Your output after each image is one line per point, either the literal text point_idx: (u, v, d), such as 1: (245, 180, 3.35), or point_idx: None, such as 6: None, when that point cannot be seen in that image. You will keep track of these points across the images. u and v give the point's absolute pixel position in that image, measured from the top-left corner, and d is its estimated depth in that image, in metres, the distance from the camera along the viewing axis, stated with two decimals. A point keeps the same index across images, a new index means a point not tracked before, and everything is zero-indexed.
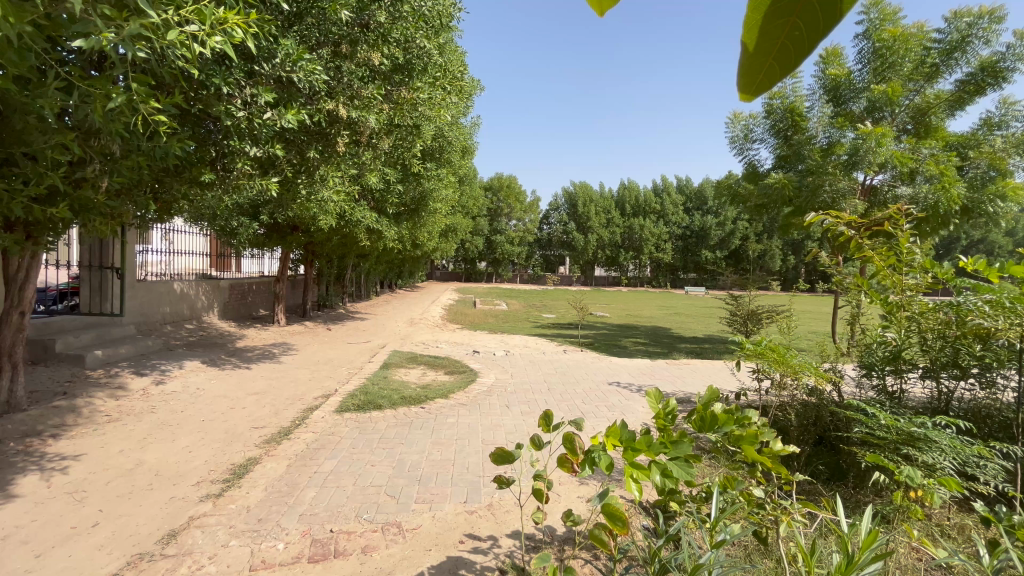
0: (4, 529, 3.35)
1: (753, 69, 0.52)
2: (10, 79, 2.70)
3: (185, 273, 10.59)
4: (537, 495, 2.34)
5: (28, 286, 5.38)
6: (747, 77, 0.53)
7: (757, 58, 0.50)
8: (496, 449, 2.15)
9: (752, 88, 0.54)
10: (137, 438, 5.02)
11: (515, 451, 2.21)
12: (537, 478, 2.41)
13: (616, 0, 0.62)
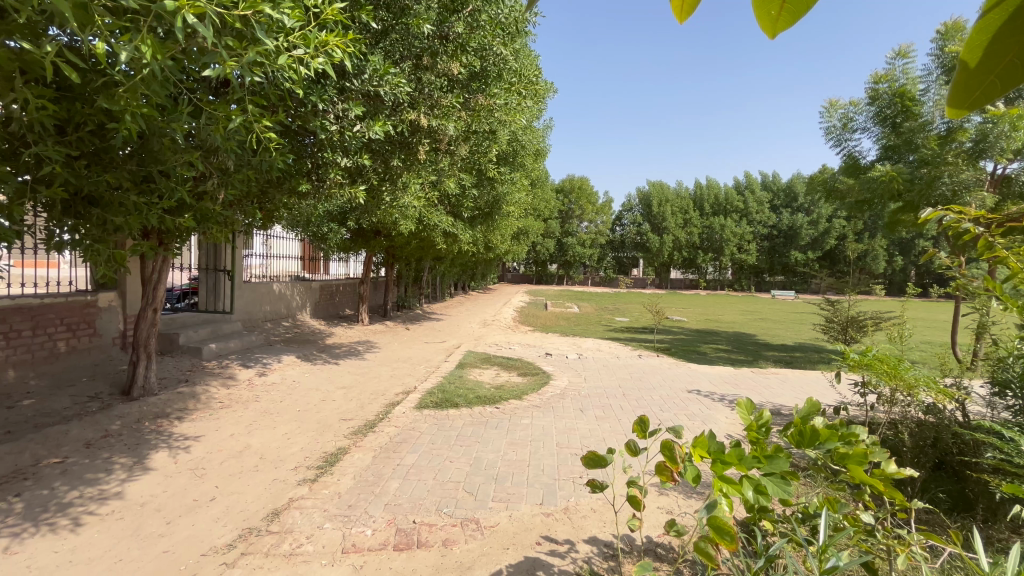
0: (142, 496, 3.87)
1: (970, 87, 0.64)
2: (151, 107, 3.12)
3: (283, 275, 11.64)
4: (633, 502, 2.25)
5: (161, 287, 6.14)
6: (962, 95, 0.65)
7: (979, 75, 0.62)
8: (587, 452, 2.10)
9: (963, 103, 0.66)
10: (245, 424, 5.57)
11: (605, 455, 2.18)
12: (630, 485, 2.31)
13: (800, 19, 0.66)
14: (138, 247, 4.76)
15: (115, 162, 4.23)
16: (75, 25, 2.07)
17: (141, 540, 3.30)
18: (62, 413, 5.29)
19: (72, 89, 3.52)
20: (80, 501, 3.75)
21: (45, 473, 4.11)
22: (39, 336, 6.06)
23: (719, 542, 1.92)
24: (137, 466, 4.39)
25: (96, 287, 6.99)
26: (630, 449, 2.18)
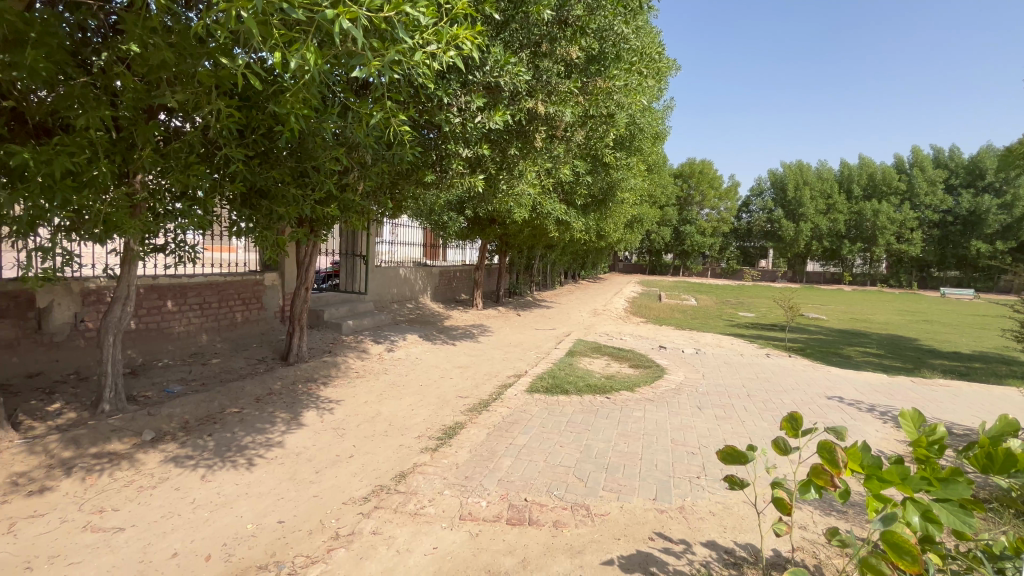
0: (298, 447, 4.53)
1: None
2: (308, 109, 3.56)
3: (408, 260, 12.65)
4: (779, 504, 2.21)
5: (312, 268, 7.05)
6: None
7: None
8: (725, 447, 2.19)
9: None
10: (376, 393, 6.20)
11: (746, 453, 2.24)
12: (776, 487, 2.27)
13: None
14: (296, 234, 5.51)
15: (279, 160, 4.92)
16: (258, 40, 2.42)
17: (296, 484, 3.86)
18: (239, 372, 6.38)
19: (250, 98, 4.15)
20: (253, 445, 4.50)
21: (228, 419, 4.99)
22: (223, 307, 7.35)
23: (896, 563, 1.69)
24: (293, 421, 5.13)
25: (263, 268, 8.25)
26: (778, 449, 2.21)
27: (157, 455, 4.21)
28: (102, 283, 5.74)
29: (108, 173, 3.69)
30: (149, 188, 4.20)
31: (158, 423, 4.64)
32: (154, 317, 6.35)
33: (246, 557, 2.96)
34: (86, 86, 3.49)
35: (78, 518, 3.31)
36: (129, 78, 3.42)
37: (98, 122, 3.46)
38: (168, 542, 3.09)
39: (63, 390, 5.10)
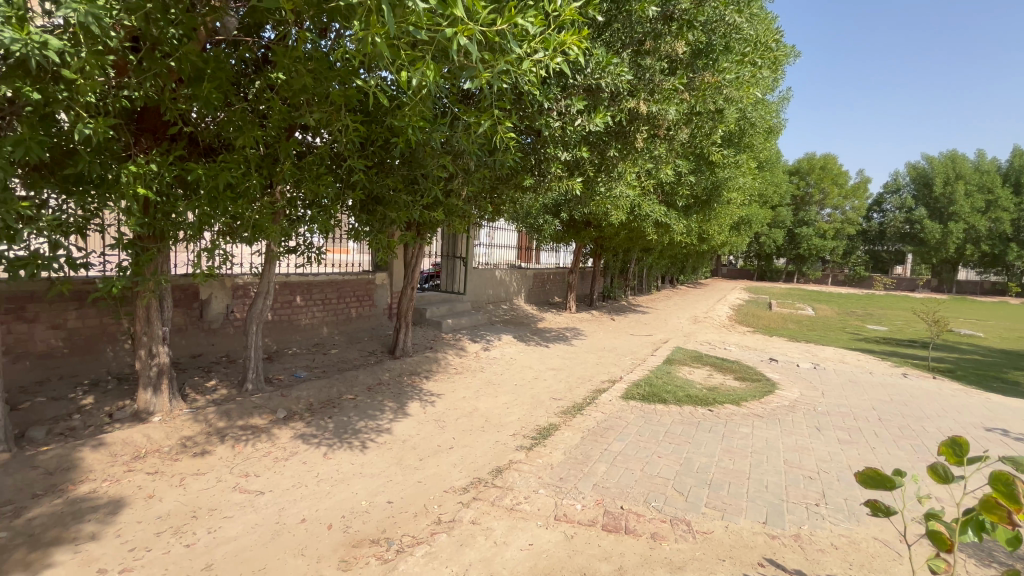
0: (405, 435, 4.87)
1: None
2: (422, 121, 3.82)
3: (504, 263, 13.00)
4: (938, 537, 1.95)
5: (418, 269, 7.54)
6: None
7: None
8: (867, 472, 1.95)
9: None
10: (473, 390, 6.47)
11: (893, 475, 1.97)
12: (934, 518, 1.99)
13: None
14: (405, 237, 5.94)
15: (393, 169, 5.34)
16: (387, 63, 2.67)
17: (403, 469, 4.17)
18: (353, 362, 7.02)
19: (371, 113, 4.56)
20: (365, 430, 4.93)
21: (345, 405, 5.52)
22: (341, 303, 8.13)
23: None
24: (399, 410, 5.52)
25: (375, 268, 8.99)
26: (936, 475, 1.94)
27: (288, 431, 4.79)
28: (248, 279, 6.65)
29: (258, 184, 4.28)
30: (286, 197, 4.80)
31: (289, 403, 5.27)
32: (286, 310, 7.22)
33: (361, 530, 3.26)
34: (244, 111, 4.07)
35: (229, 479, 3.87)
36: (276, 101, 3.94)
37: (252, 140, 4.03)
38: (298, 508, 3.50)
39: (217, 369, 5.99)
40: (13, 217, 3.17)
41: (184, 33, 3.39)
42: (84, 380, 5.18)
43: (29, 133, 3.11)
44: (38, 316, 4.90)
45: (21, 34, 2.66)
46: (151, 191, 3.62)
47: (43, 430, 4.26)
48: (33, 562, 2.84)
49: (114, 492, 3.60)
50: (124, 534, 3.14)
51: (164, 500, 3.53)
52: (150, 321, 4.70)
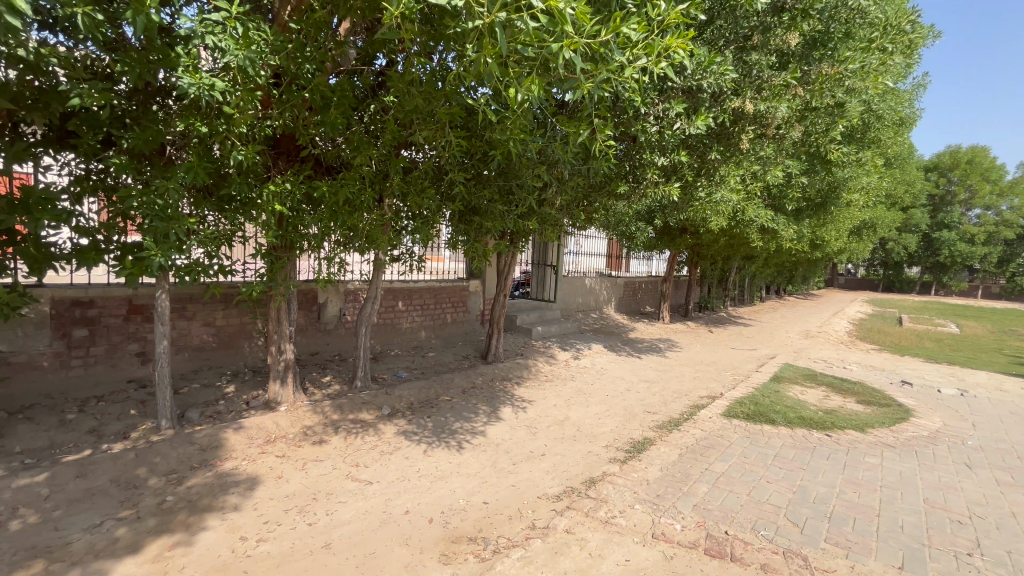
0: (498, 438, 5.00)
1: None
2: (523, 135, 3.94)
3: (594, 270, 12.85)
4: None
5: (510, 276, 7.72)
6: None
7: None
8: None
9: None
10: (564, 398, 6.46)
11: None
12: None
13: None
14: (500, 245, 6.12)
15: (490, 181, 5.56)
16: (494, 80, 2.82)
17: (497, 471, 4.28)
18: (449, 365, 7.36)
19: (472, 128, 4.80)
20: (461, 431, 5.14)
21: (442, 406, 5.81)
22: (438, 308, 8.57)
23: None
24: (493, 414, 5.68)
25: (469, 275, 9.35)
26: None
27: (392, 427, 5.14)
28: (358, 285, 7.27)
29: (371, 198, 4.70)
30: (394, 210, 5.19)
31: (393, 401, 5.65)
32: (390, 314, 7.77)
33: (459, 527, 3.40)
34: (361, 133, 4.48)
35: (343, 468, 4.25)
36: (390, 122, 4.31)
37: (367, 159, 4.44)
38: (402, 500, 3.74)
39: (331, 367, 6.61)
40: (183, 231, 3.81)
41: (316, 67, 3.84)
42: (227, 371, 5.99)
43: (197, 161, 3.70)
44: (195, 315, 5.77)
45: (196, 79, 3.21)
46: (286, 207, 4.13)
47: (197, 412, 4.99)
48: (192, 524, 3.34)
49: (251, 470, 4.11)
50: (259, 508, 3.57)
51: (290, 481, 3.96)
52: (280, 321, 5.33)
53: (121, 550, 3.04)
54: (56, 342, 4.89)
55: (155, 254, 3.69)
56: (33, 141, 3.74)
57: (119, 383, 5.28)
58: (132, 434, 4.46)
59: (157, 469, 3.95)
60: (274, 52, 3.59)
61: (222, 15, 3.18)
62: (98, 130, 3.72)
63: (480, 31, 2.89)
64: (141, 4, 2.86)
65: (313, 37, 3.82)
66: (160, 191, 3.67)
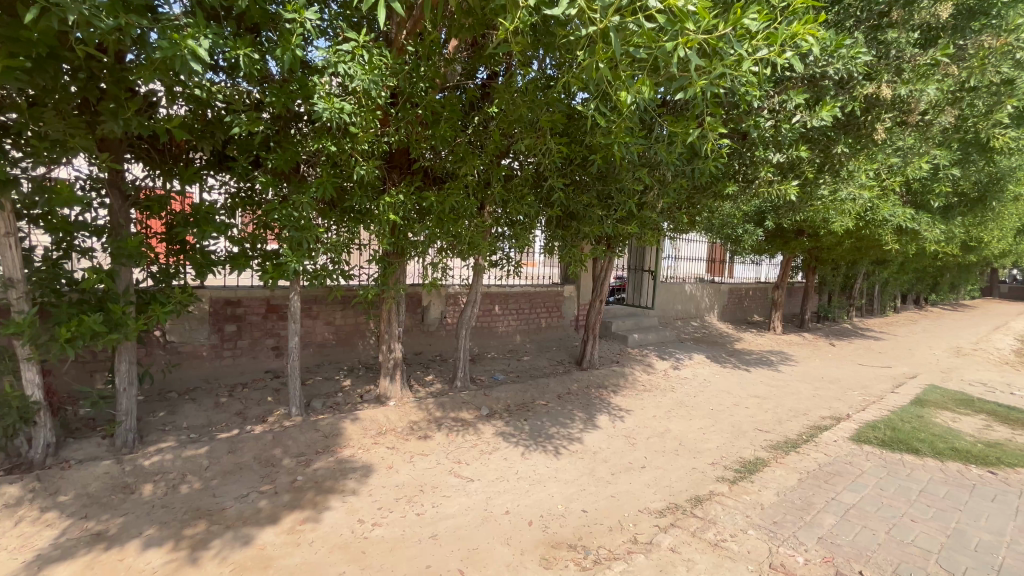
0: (595, 446, 4.93)
1: None
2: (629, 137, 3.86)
3: (694, 276, 12.17)
4: None
5: (607, 282, 7.59)
6: None
7: None
8: None
9: None
10: (664, 409, 6.17)
11: None
12: None
13: None
14: (598, 250, 6.04)
15: (589, 185, 5.51)
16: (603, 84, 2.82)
17: (595, 480, 4.21)
18: (543, 370, 7.41)
19: (572, 134, 4.82)
20: (558, 436, 5.14)
21: (538, 410, 5.86)
22: (533, 313, 8.66)
23: None
24: (589, 421, 5.60)
25: (564, 280, 9.33)
26: None
27: (491, 428, 5.29)
28: (458, 288, 7.61)
29: (474, 206, 4.90)
30: (494, 217, 5.36)
31: (491, 402, 5.81)
32: (487, 317, 8.00)
33: (558, 532, 3.40)
34: (466, 144, 4.68)
35: (446, 463, 4.47)
36: (494, 132, 4.49)
37: (472, 169, 4.65)
38: (502, 500, 3.83)
39: (434, 366, 6.98)
40: (313, 240, 4.30)
41: (429, 84, 4.13)
42: (344, 366, 6.59)
43: (326, 177, 4.14)
44: (319, 314, 6.42)
45: (329, 104, 3.62)
46: (398, 217, 4.46)
47: (320, 402, 5.55)
48: (318, 503, 3.72)
49: (365, 459, 4.47)
50: (374, 495, 3.87)
51: (400, 472, 4.24)
52: (390, 322, 5.73)
53: (263, 520, 3.47)
54: (213, 335, 5.73)
55: (291, 260, 4.19)
56: (200, 165, 4.46)
57: (258, 372, 6.05)
58: (269, 418, 5.08)
59: (290, 450, 4.45)
60: (393, 74, 3.92)
61: (352, 45, 3.55)
62: (249, 154, 4.33)
63: (591, 37, 2.89)
64: (290, 44, 3.31)
65: (426, 57, 4.11)
66: (296, 205, 4.18)
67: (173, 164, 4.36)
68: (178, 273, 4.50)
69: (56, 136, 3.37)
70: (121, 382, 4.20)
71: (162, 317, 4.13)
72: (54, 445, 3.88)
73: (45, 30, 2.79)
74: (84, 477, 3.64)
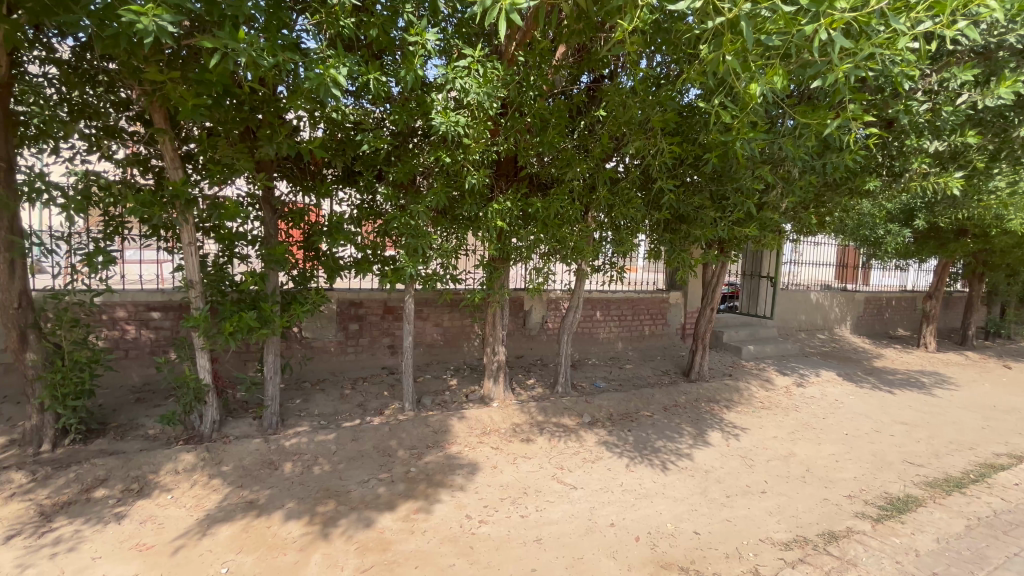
0: (707, 465, 4.60)
1: None
2: (757, 133, 3.58)
3: (821, 283, 10.89)
4: None
5: (718, 289, 7.09)
6: None
7: None
8: None
9: None
10: (788, 431, 5.58)
11: None
12: None
13: None
14: (710, 254, 5.66)
15: (701, 186, 5.20)
16: (729, 78, 2.68)
17: (708, 501, 3.93)
18: (647, 380, 7.12)
19: (685, 132, 4.60)
20: (665, 450, 4.89)
21: (642, 421, 5.63)
22: (636, 320, 8.37)
23: None
24: (699, 437, 5.26)
25: (670, 287, 8.90)
26: None
27: (593, 436, 5.19)
28: (560, 294, 7.61)
29: (578, 211, 4.89)
30: (598, 222, 5.26)
31: (593, 410, 5.69)
32: (588, 323, 7.89)
33: (669, 553, 3.23)
34: (572, 150, 4.68)
35: (549, 468, 4.47)
36: (603, 135, 4.43)
37: (579, 173, 4.63)
38: (607, 511, 3.73)
39: (535, 371, 7.04)
40: (427, 246, 4.58)
41: (538, 92, 4.23)
42: (451, 365, 6.92)
43: (441, 187, 4.40)
44: (429, 316, 6.83)
45: (446, 118, 3.84)
46: (505, 223, 4.57)
47: (430, 399, 5.88)
48: (430, 495, 3.93)
49: (471, 457, 4.63)
50: (480, 492, 4.00)
51: (504, 473, 4.34)
52: (495, 326, 5.90)
53: (381, 505, 3.75)
54: (339, 332, 6.35)
55: (408, 265, 4.50)
56: (332, 180, 4.98)
57: (376, 368, 6.58)
58: (386, 411, 5.50)
59: (404, 443, 4.76)
60: (504, 85, 4.06)
61: (468, 61, 3.76)
62: (373, 169, 4.74)
63: (717, 29, 2.75)
64: (413, 65, 3.58)
65: (536, 65, 4.22)
66: (413, 214, 4.48)
67: (311, 181, 4.93)
68: (312, 277, 5.01)
69: (227, 160, 3.99)
70: (268, 371, 4.84)
71: (300, 315, 4.67)
72: (218, 422, 4.57)
73: (222, 73, 3.34)
74: (239, 451, 4.24)
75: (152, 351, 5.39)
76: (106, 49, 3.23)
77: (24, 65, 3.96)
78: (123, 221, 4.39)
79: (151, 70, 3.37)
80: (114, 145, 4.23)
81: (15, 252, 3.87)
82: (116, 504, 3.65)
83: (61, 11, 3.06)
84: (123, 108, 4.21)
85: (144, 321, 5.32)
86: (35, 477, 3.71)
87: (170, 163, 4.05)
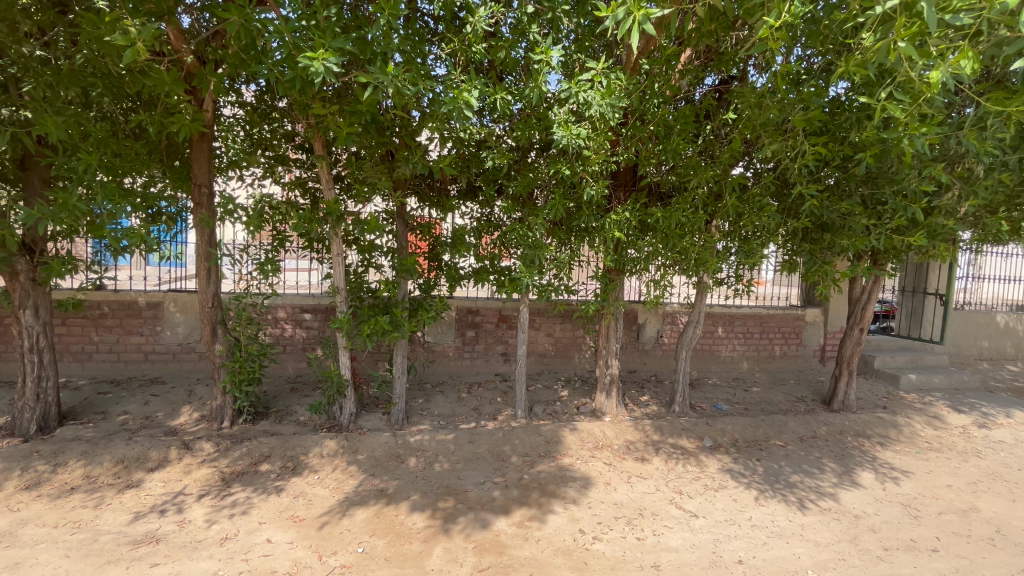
0: (858, 509, 4.00)
1: None
2: (931, 127, 3.09)
3: (1012, 304, 8.95)
4: None
5: (869, 306, 6.18)
6: None
7: None
8: None
9: None
10: (967, 480, 4.64)
11: None
12: None
13: None
14: (861, 266, 4.97)
15: (851, 190, 4.61)
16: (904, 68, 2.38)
17: (860, 551, 3.42)
18: (778, 407, 6.41)
19: (831, 131, 4.14)
20: (802, 486, 4.36)
21: (773, 451, 5.09)
22: (764, 339, 7.61)
23: None
24: (846, 476, 4.60)
25: (806, 303, 7.96)
26: None
27: (715, 462, 4.81)
28: (677, 307, 7.23)
29: (702, 220, 4.61)
30: (723, 231, 4.90)
31: (715, 433, 5.24)
32: (708, 340, 7.38)
33: None
34: (697, 156, 4.44)
35: (667, 492, 4.24)
36: (734, 139, 4.16)
37: (705, 180, 4.39)
38: (734, 546, 3.44)
39: (649, 387, 6.74)
40: (544, 257, 4.66)
41: (662, 100, 4.15)
42: (562, 376, 6.91)
43: (559, 200, 4.46)
44: (541, 325, 6.92)
45: (567, 132, 3.89)
46: (623, 233, 4.48)
47: (542, 408, 5.94)
48: (543, 505, 3.95)
49: (584, 470, 4.57)
50: (593, 508, 3.92)
51: (618, 491, 4.21)
52: (609, 338, 5.78)
53: (497, 509, 3.87)
54: (457, 338, 6.73)
55: (524, 275, 4.59)
56: (456, 195, 5.30)
57: (490, 374, 6.82)
58: (499, 417, 5.66)
59: (517, 449, 4.86)
60: (627, 94, 4.01)
61: (591, 74, 3.79)
62: (494, 183, 4.96)
63: (888, 13, 2.47)
64: (538, 82, 3.71)
65: (661, 72, 4.13)
66: (530, 226, 4.59)
67: (438, 197, 5.29)
68: (436, 285, 5.33)
69: (371, 180, 4.46)
70: (397, 370, 5.28)
71: (426, 321, 5.00)
72: (354, 414, 5.08)
73: (371, 103, 3.78)
74: (371, 443, 4.66)
75: (303, 347, 6.20)
76: (285, 91, 3.84)
77: (220, 110, 4.86)
78: (285, 236, 5.11)
79: (316, 106, 3.93)
80: (282, 171, 4.97)
81: (209, 261, 4.70)
82: (276, 478, 4.25)
83: (253, 62, 3.67)
84: (289, 139, 4.95)
85: (299, 321, 6.16)
86: (218, 447, 4.46)
87: (325, 185, 4.65)
